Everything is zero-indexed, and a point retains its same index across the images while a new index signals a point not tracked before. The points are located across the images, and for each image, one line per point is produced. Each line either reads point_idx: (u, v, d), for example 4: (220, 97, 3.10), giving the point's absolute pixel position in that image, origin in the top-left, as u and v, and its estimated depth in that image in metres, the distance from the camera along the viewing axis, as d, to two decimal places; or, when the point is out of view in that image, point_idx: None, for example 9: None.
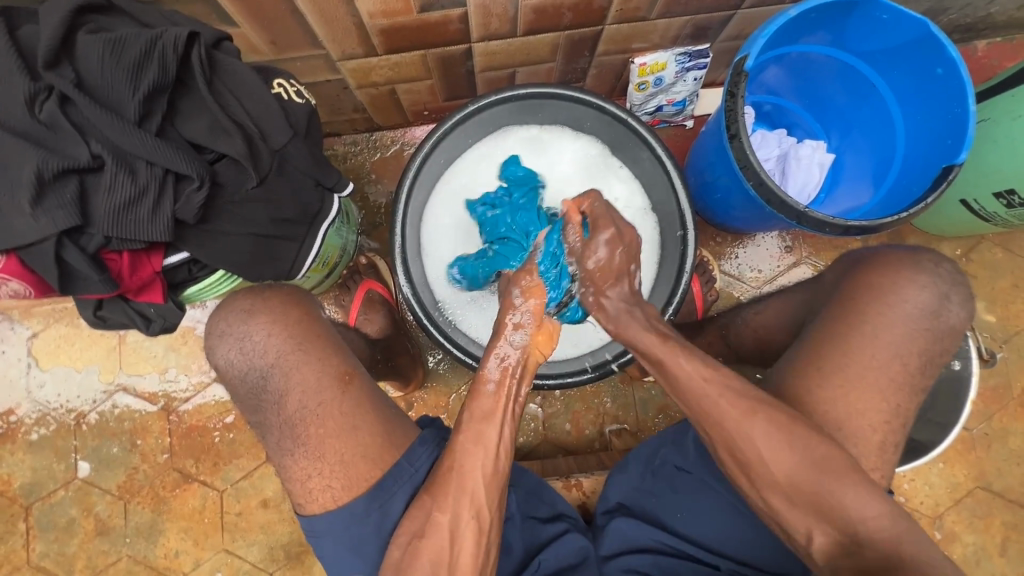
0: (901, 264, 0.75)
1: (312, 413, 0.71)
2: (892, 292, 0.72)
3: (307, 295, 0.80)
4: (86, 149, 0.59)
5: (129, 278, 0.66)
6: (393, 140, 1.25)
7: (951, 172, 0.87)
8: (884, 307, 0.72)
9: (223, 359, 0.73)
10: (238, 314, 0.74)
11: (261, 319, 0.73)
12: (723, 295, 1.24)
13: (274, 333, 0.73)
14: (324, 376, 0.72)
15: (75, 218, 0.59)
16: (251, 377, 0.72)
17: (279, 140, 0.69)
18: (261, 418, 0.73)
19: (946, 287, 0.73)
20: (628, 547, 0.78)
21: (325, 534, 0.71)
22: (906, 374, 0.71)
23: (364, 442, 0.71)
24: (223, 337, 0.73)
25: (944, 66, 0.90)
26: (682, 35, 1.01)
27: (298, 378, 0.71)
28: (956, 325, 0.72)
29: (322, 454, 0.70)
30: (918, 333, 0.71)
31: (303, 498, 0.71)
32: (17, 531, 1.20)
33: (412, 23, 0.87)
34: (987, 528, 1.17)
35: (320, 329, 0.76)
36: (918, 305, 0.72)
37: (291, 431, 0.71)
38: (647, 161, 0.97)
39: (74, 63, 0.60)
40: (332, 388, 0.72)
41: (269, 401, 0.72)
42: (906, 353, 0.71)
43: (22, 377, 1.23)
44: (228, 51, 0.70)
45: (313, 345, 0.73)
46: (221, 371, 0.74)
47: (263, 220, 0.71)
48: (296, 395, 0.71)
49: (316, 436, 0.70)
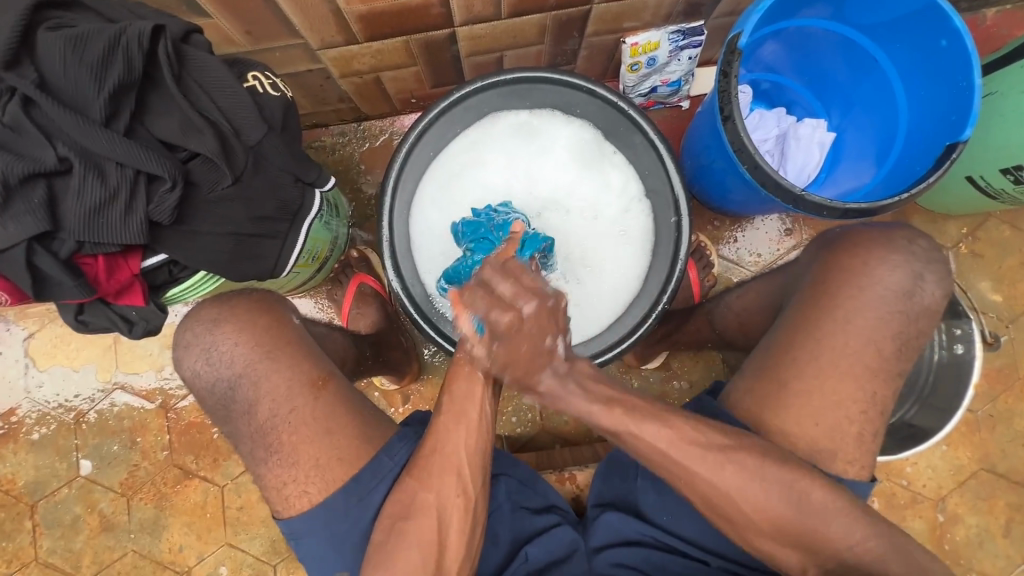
0: (878, 245, 0.72)
1: (284, 421, 0.70)
2: (863, 274, 0.70)
3: (277, 299, 0.79)
4: (52, 152, 0.57)
5: (107, 282, 0.65)
6: (382, 129, 1.23)
7: (954, 149, 0.84)
8: (855, 289, 0.70)
9: (189, 370, 0.73)
10: (205, 325, 0.74)
11: (228, 329, 0.73)
12: (722, 280, 1.22)
13: (241, 342, 0.72)
14: (296, 383, 0.72)
15: (44, 223, 0.58)
16: (219, 388, 0.72)
17: (253, 136, 0.67)
18: (232, 428, 0.73)
19: (919, 266, 0.71)
20: (616, 540, 0.78)
21: (305, 537, 0.70)
22: (880, 359, 0.69)
23: (340, 447, 0.70)
24: (189, 347, 0.73)
25: (949, 37, 0.86)
26: (675, 12, 0.97)
27: (268, 386, 0.71)
28: (930, 304, 0.70)
29: (297, 461, 0.70)
30: (891, 316, 0.69)
31: (279, 505, 0.71)
32: (23, 528, 1.21)
33: (391, 9, 0.84)
34: (990, 510, 1.16)
35: (291, 335, 0.75)
36: (890, 287, 0.70)
37: (263, 440, 0.71)
38: (641, 145, 0.94)
39: (36, 63, 0.58)
40: (304, 394, 0.71)
41: (239, 411, 0.72)
42: (880, 338, 0.69)
43: (21, 378, 1.23)
44: (198, 44, 0.68)
45: (283, 352, 0.73)
46: (190, 381, 0.74)
47: (241, 218, 0.69)
48: (266, 403, 0.71)
49: (289, 443, 0.70)
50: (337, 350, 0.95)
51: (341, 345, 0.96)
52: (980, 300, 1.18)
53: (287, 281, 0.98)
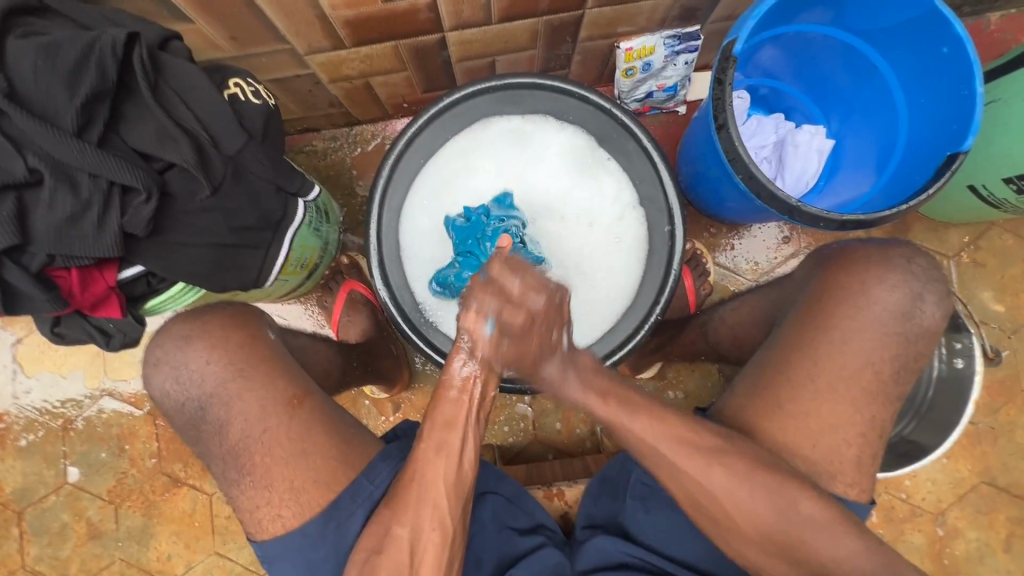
0: (873, 261, 0.70)
1: (257, 442, 0.69)
2: (861, 292, 0.68)
3: (254, 314, 0.78)
4: (22, 163, 0.56)
5: (81, 295, 0.63)
6: (374, 134, 1.21)
7: (955, 160, 0.82)
8: (852, 309, 0.68)
9: (158, 390, 0.71)
10: (174, 342, 0.72)
11: (199, 346, 0.72)
12: (718, 289, 1.20)
13: (213, 360, 0.71)
14: (270, 402, 0.70)
15: (13, 237, 0.56)
16: (189, 408, 0.71)
17: (232, 146, 0.65)
18: (203, 448, 0.72)
19: (919, 286, 0.68)
20: (603, 565, 0.75)
21: (280, 559, 0.69)
22: (878, 381, 0.67)
23: (315, 466, 0.69)
24: (159, 366, 0.72)
25: (950, 44, 0.83)
26: (670, 17, 0.95)
27: (240, 407, 0.70)
28: (930, 326, 0.68)
29: (270, 483, 0.68)
30: (889, 338, 0.67)
31: (252, 526, 0.69)
32: (11, 535, 1.20)
33: (377, 14, 0.82)
34: (991, 524, 1.14)
35: (265, 351, 0.74)
36: (889, 307, 0.67)
37: (234, 462, 0.69)
38: (634, 152, 0.93)
39: (6, 71, 0.57)
40: (280, 414, 0.70)
41: (209, 432, 0.71)
42: (877, 360, 0.67)
43: (8, 384, 1.22)
44: (176, 51, 0.66)
45: (255, 370, 0.72)
46: (159, 401, 0.72)
47: (221, 229, 0.68)
48: (238, 424, 0.69)
49: (261, 464, 0.69)
50: (320, 363, 0.95)
51: (325, 356, 0.96)
52: (982, 311, 1.16)
53: (274, 288, 0.96)
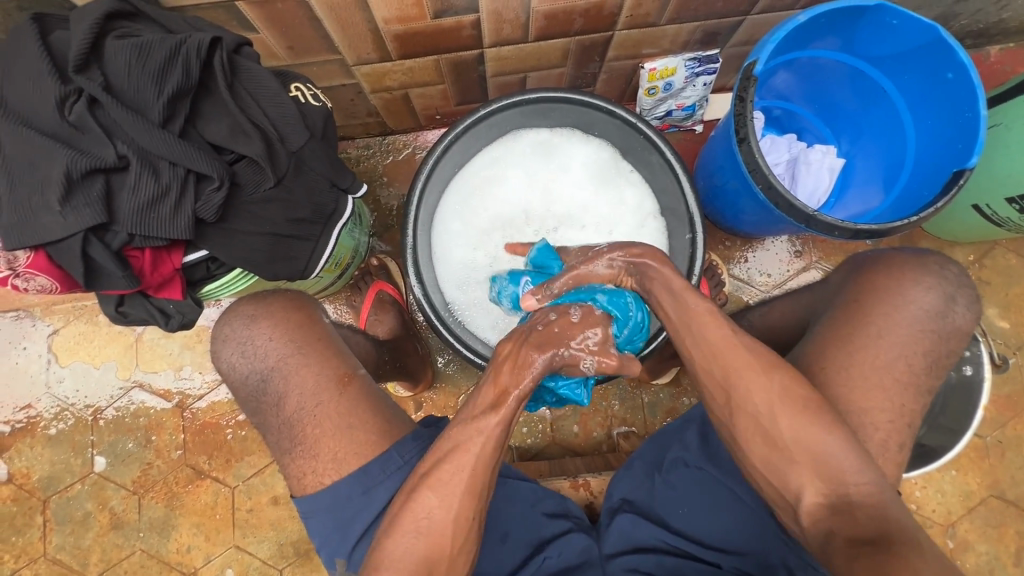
0: (908, 265, 0.75)
1: (309, 414, 0.74)
2: (898, 294, 0.73)
3: (308, 299, 0.84)
4: (113, 149, 0.61)
5: (151, 274, 0.68)
6: (405, 144, 1.27)
7: (962, 176, 0.87)
8: (889, 306, 0.72)
9: (226, 363, 0.77)
10: (242, 320, 0.79)
11: (264, 324, 0.78)
12: (733, 299, 1.24)
13: (275, 337, 0.77)
14: (324, 378, 0.75)
15: (101, 216, 0.61)
16: (252, 380, 0.77)
17: (296, 142, 0.71)
18: (261, 418, 0.77)
19: (952, 288, 0.73)
20: (629, 547, 0.79)
21: (314, 515, 0.73)
22: (911, 374, 0.71)
23: (358, 440, 0.73)
24: (227, 341, 0.78)
25: (954, 71, 0.89)
26: (692, 40, 1.03)
27: (297, 380, 0.75)
28: (962, 326, 0.73)
29: (317, 452, 0.73)
30: (924, 334, 0.72)
31: (295, 484, 0.74)
32: (34, 523, 1.22)
33: (425, 29, 0.88)
34: (1001, 538, 1.16)
35: (320, 331, 0.79)
36: (925, 306, 0.72)
37: (290, 432, 0.74)
38: (657, 165, 0.98)
39: (103, 67, 0.63)
40: (331, 389, 0.75)
41: (268, 403, 0.76)
42: (911, 353, 0.71)
43: (42, 373, 1.26)
44: (248, 56, 0.72)
45: (312, 348, 0.77)
46: (225, 373, 0.78)
47: (279, 219, 0.73)
48: (295, 396, 0.75)
49: (312, 435, 0.73)
50: (359, 352, 0.98)
51: (362, 347, 1.00)
52: (988, 326, 1.20)
53: (311, 284, 1.02)
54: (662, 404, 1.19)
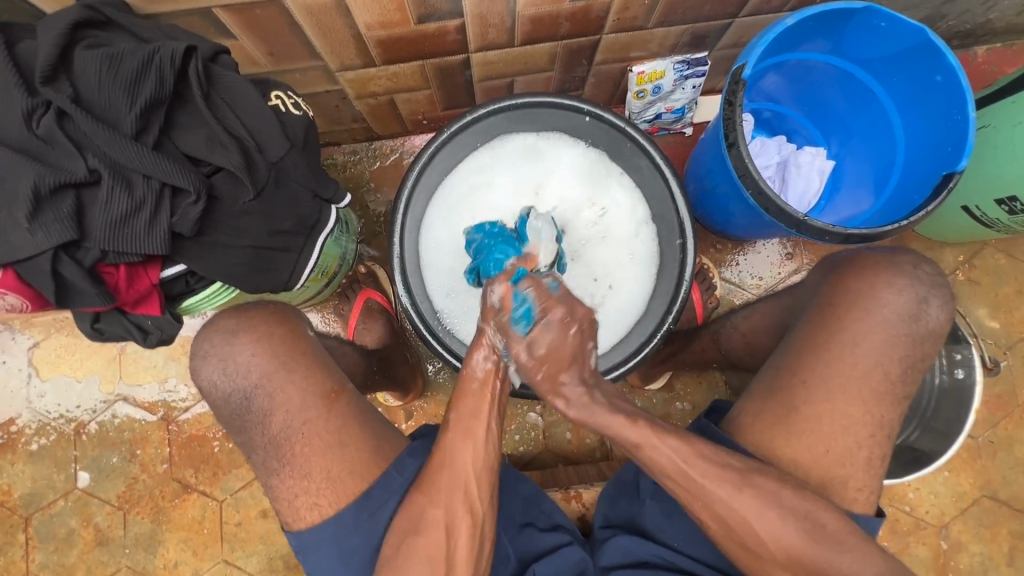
0: (880, 267, 0.74)
1: (297, 432, 0.72)
2: (870, 297, 0.72)
3: (293, 312, 0.81)
4: (83, 163, 0.59)
5: (126, 291, 0.66)
6: (392, 149, 1.25)
7: (951, 179, 0.86)
8: (861, 312, 0.71)
9: (206, 380, 0.74)
10: (223, 335, 0.75)
11: (244, 339, 0.74)
12: (724, 303, 1.24)
13: (258, 353, 0.74)
14: (310, 395, 0.73)
15: (71, 232, 0.59)
16: (235, 398, 0.73)
17: (275, 153, 0.69)
18: (245, 438, 0.74)
19: (923, 290, 0.72)
20: (626, 562, 0.78)
21: (313, 551, 0.71)
22: (887, 383, 0.70)
23: (351, 458, 0.72)
24: (207, 358, 0.74)
25: (943, 73, 0.89)
26: (680, 43, 1.02)
27: (283, 397, 0.73)
28: (935, 328, 0.72)
29: (308, 472, 0.71)
30: (895, 338, 0.71)
31: (289, 516, 0.72)
32: (17, 541, 1.19)
33: (409, 34, 0.87)
34: (994, 538, 1.16)
35: (306, 346, 0.77)
36: (895, 309, 0.71)
37: (276, 451, 0.72)
38: (646, 169, 0.97)
39: (72, 79, 0.61)
40: (318, 406, 0.73)
41: (253, 421, 0.73)
42: (885, 361, 0.70)
43: (23, 388, 1.23)
44: (226, 64, 0.70)
45: (298, 363, 0.75)
46: (205, 391, 0.74)
47: (259, 231, 0.71)
48: (281, 414, 0.72)
49: (301, 454, 0.72)
50: (346, 364, 0.96)
51: (350, 359, 0.98)
52: (978, 326, 1.20)
53: (297, 294, 1.00)
54: (656, 409, 1.18)
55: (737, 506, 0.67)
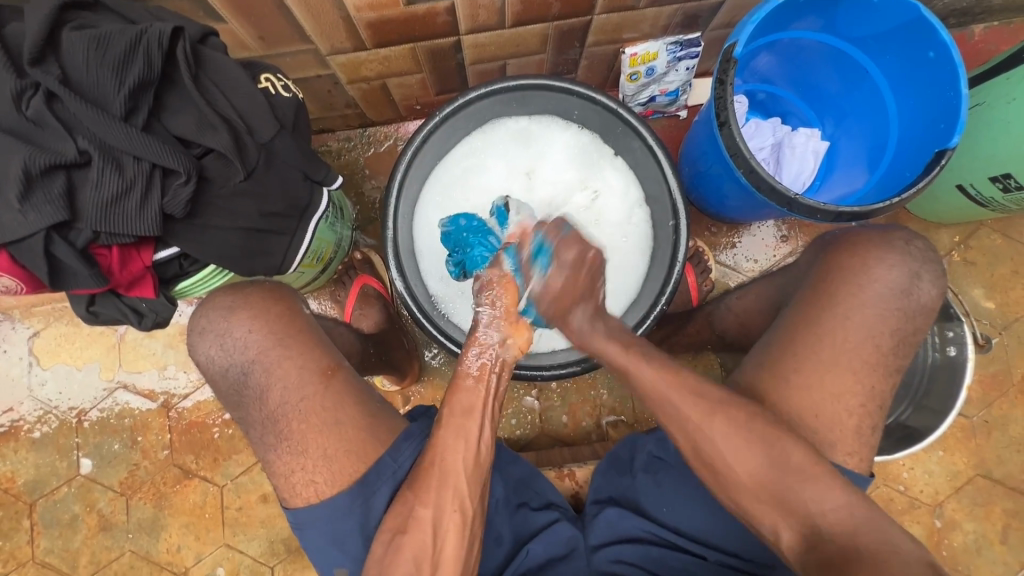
0: (873, 244, 0.74)
1: (294, 408, 0.73)
2: (863, 272, 0.72)
3: (289, 290, 0.82)
4: (73, 145, 0.60)
5: (119, 273, 0.67)
6: (386, 135, 1.25)
7: (943, 156, 0.86)
8: (855, 288, 0.72)
9: (204, 356, 0.76)
10: (220, 312, 0.77)
11: (242, 316, 0.76)
12: (719, 286, 1.24)
13: (255, 329, 0.75)
14: (306, 371, 0.74)
15: (63, 214, 0.60)
16: (232, 372, 0.75)
17: (265, 134, 0.69)
18: (243, 413, 0.76)
19: (916, 265, 0.73)
20: (614, 539, 0.79)
21: (309, 526, 0.72)
22: (879, 354, 0.71)
23: (348, 438, 0.72)
24: (204, 334, 0.76)
25: (936, 49, 0.88)
26: (672, 24, 1.01)
27: (279, 373, 0.74)
28: (928, 303, 0.72)
29: (305, 449, 0.72)
30: (890, 313, 0.71)
31: (287, 493, 0.73)
32: (21, 527, 1.21)
33: (398, 17, 0.86)
34: (988, 516, 1.17)
35: (302, 323, 0.78)
36: (889, 284, 0.71)
37: (273, 427, 0.73)
38: (638, 150, 0.96)
39: (60, 60, 0.61)
40: (314, 382, 0.74)
41: (250, 397, 0.75)
42: (878, 333, 0.71)
43: (24, 376, 1.24)
44: (214, 46, 0.71)
45: (294, 340, 0.76)
46: (204, 366, 0.77)
47: (251, 213, 0.71)
48: (278, 390, 0.73)
49: (298, 430, 0.72)
50: (343, 345, 0.98)
51: (346, 339, 0.99)
52: (973, 307, 1.20)
53: (293, 279, 1.00)
54: None
55: (723, 480, 0.69)
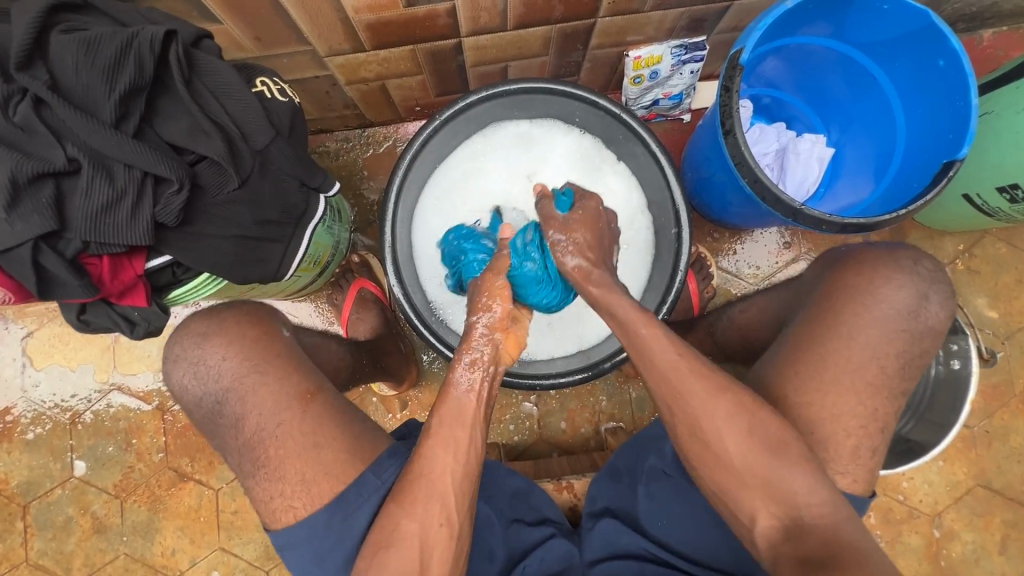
0: (880, 263, 0.73)
1: (271, 434, 0.72)
2: (869, 292, 0.71)
3: (266, 312, 0.81)
4: (62, 152, 0.58)
5: (110, 282, 0.65)
6: (386, 136, 1.24)
7: (952, 167, 0.84)
8: (861, 308, 0.70)
9: (177, 384, 0.75)
10: (194, 338, 0.76)
11: (216, 343, 0.76)
12: (721, 292, 1.23)
13: (229, 356, 0.75)
14: (284, 396, 0.73)
15: (50, 223, 0.58)
16: (207, 401, 0.75)
17: (260, 141, 0.68)
18: (219, 440, 0.75)
19: (924, 286, 0.71)
20: (609, 554, 0.79)
21: (292, 548, 0.71)
22: (884, 376, 0.69)
23: (325, 461, 0.71)
24: (178, 362, 0.76)
25: (946, 57, 0.86)
26: (677, 26, 0.99)
27: (255, 400, 0.73)
28: (937, 325, 0.71)
29: (283, 475, 0.71)
30: (895, 334, 0.70)
31: (268, 517, 0.72)
32: (15, 529, 1.20)
33: (398, 18, 0.85)
34: (987, 527, 1.16)
35: (279, 347, 0.77)
36: (896, 305, 0.70)
37: (250, 454, 0.73)
38: (642, 156, 0.94)
39: (48, 64, 0.59)
40: (292, 407, 0.73)
41: (225, 424, 0.74)
42: (882, 355, 0.69)
43: (18, 377, 1.23)
44: (208, 49, 0.69)
45: (270, 365, 0.75)
46: (178, 395, 0.76)
47: (246, 221, 0.70)
48: (254, 417, 0.73)
49: (275, 457, 0.71)
50: (332, 361, 0.96)
51: (336, 354, 0.98)
52: (977, 316, 1.19)
53: (288, 284, 0.99)
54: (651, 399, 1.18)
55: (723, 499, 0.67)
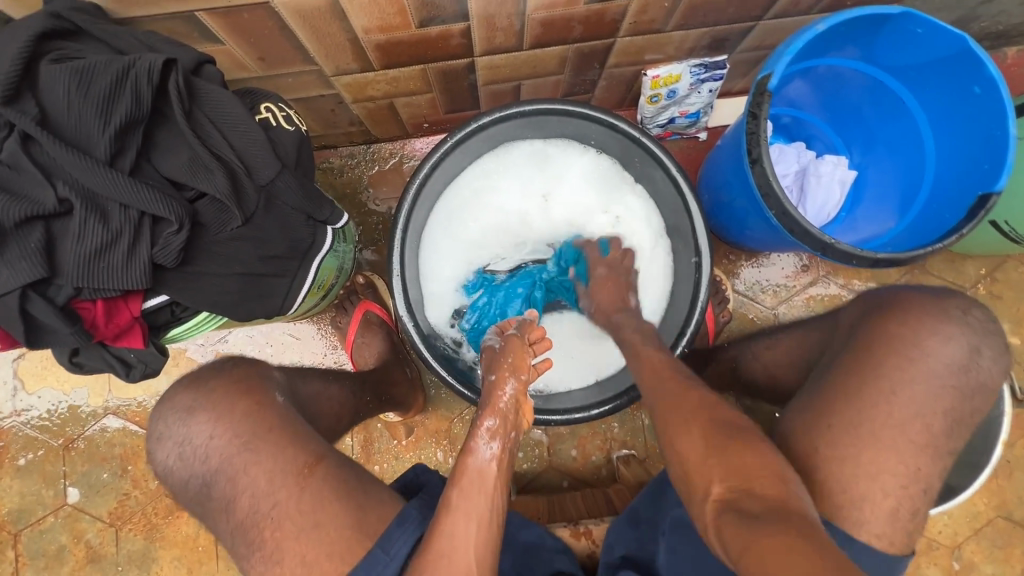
0: (925, 312, 0.70)
1: (266, 516, 0.67)
2: (914, 344, 0.67)
3: (259, 377, 0.77)
4: (52, 193, 0.54)
5: (105, 326, 0.61)
6: (392, 152, 1.19)
7: (988, 200, 0.81)
8: (903, 361, 0.67)
9: (162, 466, 0.72)
10: (180, 414, 0.73)
11: (201, 420, 0.72)
12: (738, 316, 1.19)
13: (216, 435, 0.71)
14: (279, 474, 0.68)
15: (40, 270, 0.54)
16: (195, 482, 0.71)
17: (265, 175, 0.63)
18: (211, 520, 0.71)
19: (976, 339, 0.68)
20: None
21: None
22: (930, 435, 0.66)
23: (328, 540, 0.65)
24: (162, 441, 0.73)
25: (982, 84, 0.82)
26: (699, 46, 0.95)
27: (246, 480, 0.68)
28: (987, 381, 0.68)
29: (280, 559, 0.65)
30: (945, 391, 0.66)
31: None
32: (6, 558, 1.16)
33: (410, 39, 0.80)
34: (1007, 559, 1.13)
35: (271, 417, 0.72)
36: (945, 361, 0.67)
37: (244, 536, 0.67)
38: (661, 181, 0.91)
39: (38, 97, 0.55)
40: (288, 485, 0.68)
41: (216, 506, 0.70)
42: (929, 414, 0.66)
43: (8, 400, 1.18)
44: (209, 76, 0.64)
45: (261, 441, 0.70)
46: (165, 477, 0.73)
47: (250, 258, 0.66)
48: (246, 498, 0.68)
49: (272, 540, 0.66)
50: (333, 408, 0.91)
51: (337, 401, 0.92)
52: None
53: None
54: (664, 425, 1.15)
55: None
